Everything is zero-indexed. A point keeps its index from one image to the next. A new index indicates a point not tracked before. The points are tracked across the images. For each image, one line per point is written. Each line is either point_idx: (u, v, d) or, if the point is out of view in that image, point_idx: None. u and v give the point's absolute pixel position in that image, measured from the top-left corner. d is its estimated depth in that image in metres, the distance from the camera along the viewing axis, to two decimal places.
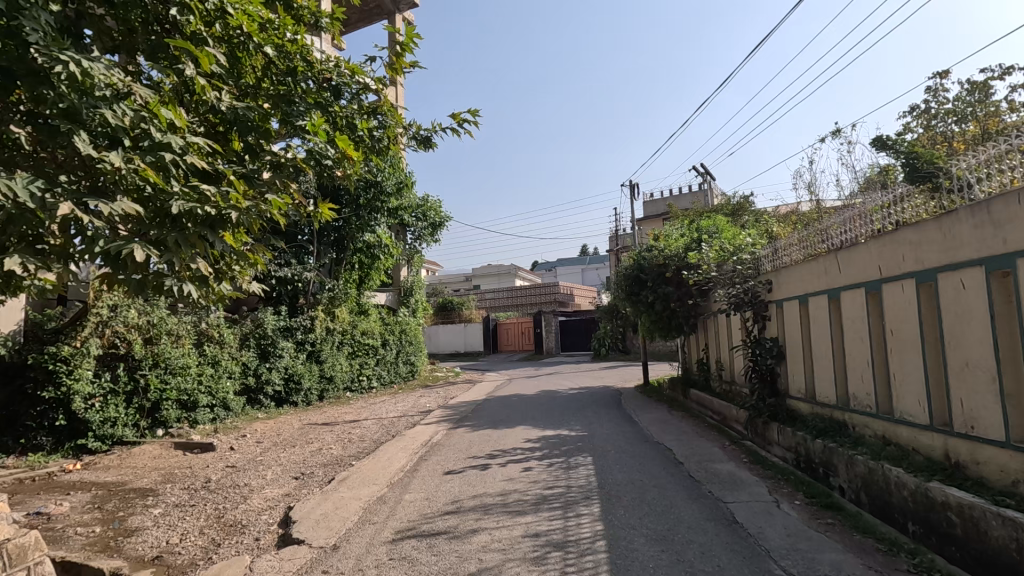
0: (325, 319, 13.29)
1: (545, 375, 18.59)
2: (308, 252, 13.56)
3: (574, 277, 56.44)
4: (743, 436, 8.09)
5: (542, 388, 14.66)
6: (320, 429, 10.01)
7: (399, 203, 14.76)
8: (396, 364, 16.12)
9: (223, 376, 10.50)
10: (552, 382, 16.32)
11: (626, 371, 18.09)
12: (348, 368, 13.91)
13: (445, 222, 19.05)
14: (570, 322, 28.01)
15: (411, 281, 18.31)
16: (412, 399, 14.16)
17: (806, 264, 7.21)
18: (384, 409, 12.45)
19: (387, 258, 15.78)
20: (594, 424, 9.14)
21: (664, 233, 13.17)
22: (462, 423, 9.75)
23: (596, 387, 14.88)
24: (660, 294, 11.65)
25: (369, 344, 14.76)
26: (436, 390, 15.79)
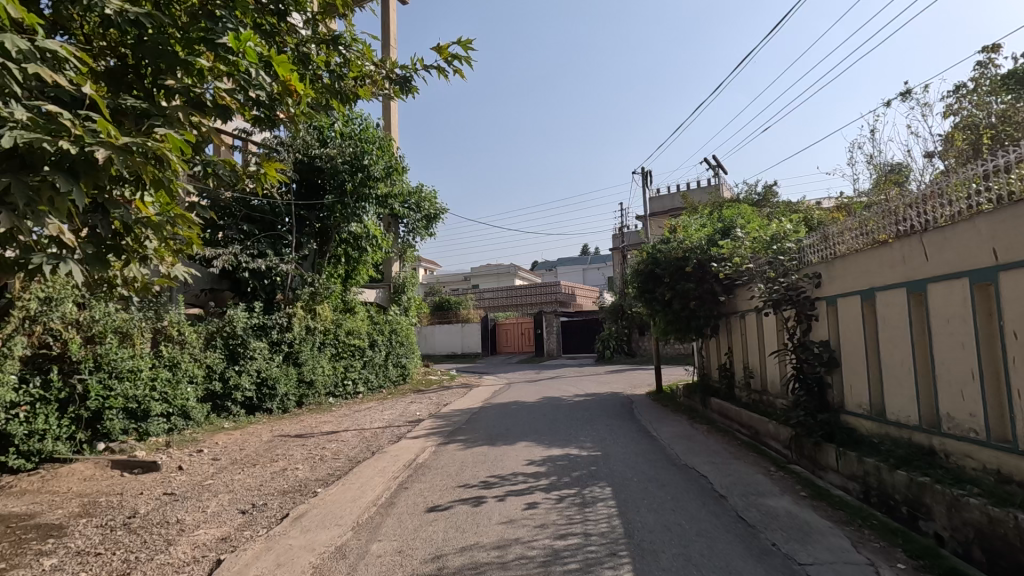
0: (304, 317, 11.98)
1: (546, 380, 17.25)
2: (286, 242, 12.21)
3: (575, 277, 55.12)
4: (787, 458, 6.80)
5: (545, 395, 13.34)
6: (291, 443, 8.71)
7: (389, 189, 13.42)
8: (385, 366, 14.81)
9: (183, 381, 9.20)
10: (554, 387, 14.99)
11: (635, 376, 16.78)
12: (331, 371, 12.61)
13: (440, 214, 17.70)
14: (572, 323, 26.73)
15: (403, 278, 16.99)
16: (402, 406, 12.84)
17: (870, 253, 5.89)
18: (369, 418, 11.13)
19: (376, 250, 14.45)
20: (607, 440, 7.83)
21: (682, 225, 11.87)
22: (453, 437, 8.44)
23: (603, 394, 13.59)
24: (679, 291, 10.34)
25: (355, 344, 13.45)
26: (428, 396, 14.48)
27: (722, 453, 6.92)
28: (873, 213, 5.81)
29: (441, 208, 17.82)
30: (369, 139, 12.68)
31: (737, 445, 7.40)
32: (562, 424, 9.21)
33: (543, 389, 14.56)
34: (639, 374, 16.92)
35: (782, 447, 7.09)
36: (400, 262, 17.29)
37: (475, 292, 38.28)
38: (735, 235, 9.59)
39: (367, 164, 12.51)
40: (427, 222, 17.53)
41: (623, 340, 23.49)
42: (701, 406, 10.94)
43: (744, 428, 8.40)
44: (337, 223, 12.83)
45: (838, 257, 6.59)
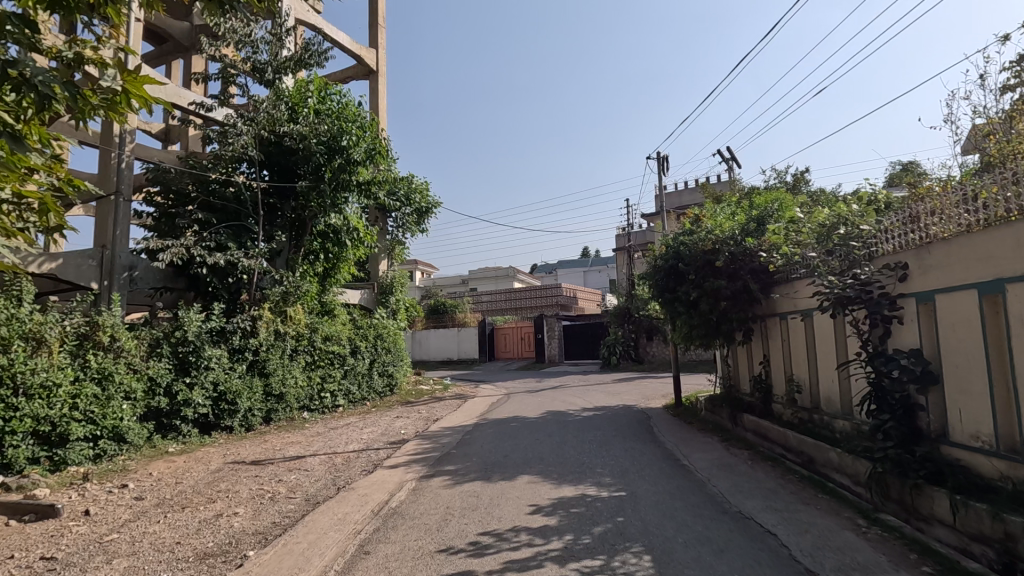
0: (272, 320, 10.45)
1: (548, 390, 15.70)
2: (252, 234, 10.64)
3: (576, 280, 53.60)
4: (867, 501, 5.26)
5: (548, 408, 11.80)
6: (243, 471, 7.17)
7: (372, 176, 11.87)
8: (369, 376, 13.27)
9: (116, 398, 7.66)
10: (558, 399, 13.44)
11: (647, 386, 15.27)
12: (304, 383, 11.09)
13: (432, 209, 16.16)
14: (575, 326, 25.11)
15: (391, 278, 15.39)
16: (386, 422, 11.30)
17: (994, 233, 4.36)
18: (346, 437, 9.59)
19: (358, 246, 12.91)
20: (630, 472, 6.30)
21: (706, 214, 10.37)
22: (441, 467, 6.91)
23: (615, 407, 12.06)
24: (708, 289, 8.81)
25: (333, 351, 11.93)
26: (417, 409, 12.92)
27: (781, 493, 5.40)
28: (996, 179, 4.30)
29: (434, 202, 16.28)
30: (349, 116, 11.02)
31: (795, 481, 5.88)
32: (573, 448, 7.68)
33: (546, 401, 13.05)
34: (651, 384, 15.38)
35: (855, 484, 5.58)
36: (388, 260, 15.75)
37: (472, 295, 36.72)
38: (774, 223, 8.08)
39: (348, 147, 10.85)
40: (418, 217, 15.97)
41: (629, 346, 21.95)
42: (730, 424, 9.42)
43: (795, 456, 6.88)
44: (312, 213, 11.26)
45: (935, 241, 5.05)
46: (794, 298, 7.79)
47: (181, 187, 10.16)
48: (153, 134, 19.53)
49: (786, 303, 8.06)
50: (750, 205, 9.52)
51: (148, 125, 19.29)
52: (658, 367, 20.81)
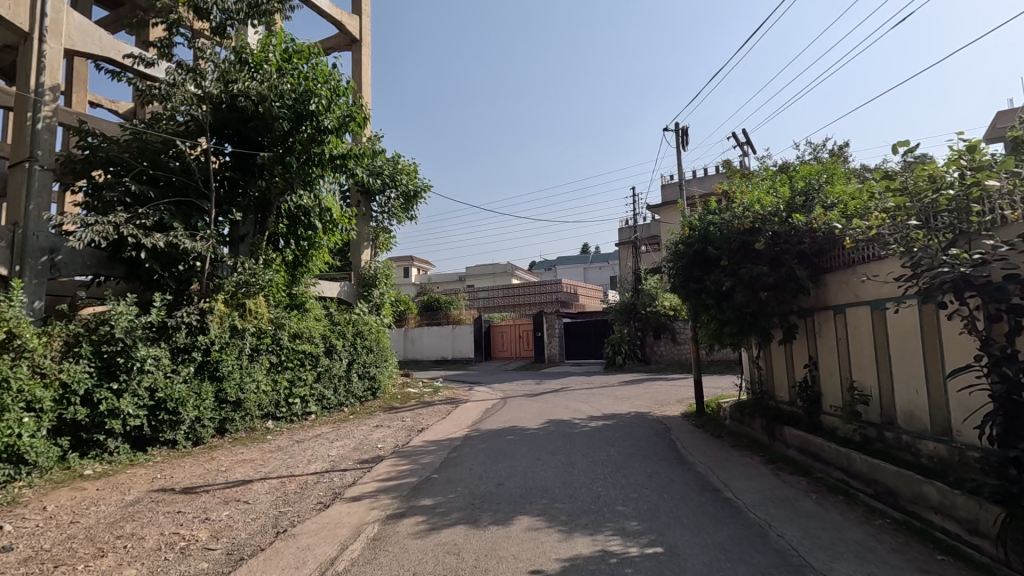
0: (226, 315, 8.93)
1: (549, 393, 14.18)
2: (204, 212, 9.03)
3: (576, 277, 52.11)
4: (1001, 562, 3.77)
5: (550, 416, 10.29)
6: (166, 505, 5.65)
7: (349, 149, 10.32)
8: (348, 379, 11.74)
9: (14, 409, 6.10)
10: (561, 405, 11.93)
11: (658, 389, 13.78)
12: (266, 388, 9.56)
13: (421, 193, 14.64)
14: (576, 324, 23.63)
15: (376, 269, 13.78)
16: (362, 433, 9.79)
17: None
18: (311, 453, 8.08)
19: (334, 231, 11.39)
20: (662, 513, 4.79)
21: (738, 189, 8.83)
22: (416, 501, 5.40)
23: (626, 415, 10.56)
24: (745, 277, 7.29)
25: (304, 351, 10.41)
26: (402, 417, 11.41)
27: (878, 551, 3.90)
28: None
29: (422, 185, 14.77)
30: (318, 77, 9.48)
31: (886, 527, 4.38)
32: (584, 472, 6.19)
33: (547, 407, 11.56)
34: (663, 388, 13.89)
35: (973, 534, 4.10)
36: (373, 249, 14.20)
37: (468, 291, 35.20)
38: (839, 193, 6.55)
39: (317, 113, 9.30)
40: (404, 200, 14.47)
41: (635, 345, 20.46)
42: (767, 438, 7.95)
43: (867, 487, 5.40)
44: (277, 190, 9.74)
45: None
46: (859, 288, 6.30)
47: (116, 155, 8.45)
48: (119, 114, 17.93)
49: (845, 293, 6.58)
50: (794, 177, 7.99)
51: (113, 103, 17.70)
52: (666, 367, 19.35)
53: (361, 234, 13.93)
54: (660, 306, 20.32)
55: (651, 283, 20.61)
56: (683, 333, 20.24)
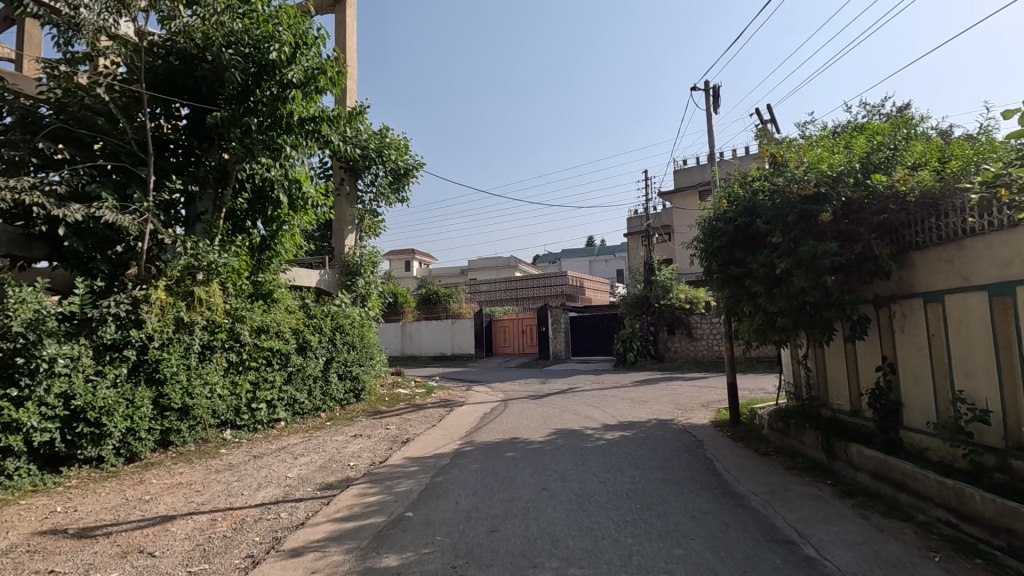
0: (171, 305, 7.46)
1: (555, 394, 12.71)
2: (144, 183, 7.56)
3: (582, 269, 50.52)
4: None
5: (557, 425, 8.79)
6: (40, 560, 4.18)
7: (323, 112, 8.80)
8: (325, 381, 10.28)
9: None
10: (568, 410, 10.44)
11: (678, 391, 12.29)
12: (222, 392, 8.11)
13: (413, 171, 13.10)
14: (584, 318, 22.10)
15: (362, 254, 12.26)
16: (337, 444, 8.33)
17: None
18: (265, 474, 6.61)
19: (308, 210, 9.88)
20: None
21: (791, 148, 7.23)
22: (375, 559, 3.90)
23: (645, 422, 9.07)
24: (808, 256, 5.76)
25: (270, 348, 8.97)
26: (386, 424, 9.95)
27: None
28: None
29: (413, 163, 13.26)
30: (282, 22, 7.98)
31: None
32: (605, 511, 4.68)
33: (553, 413, 10.07)
34: (683, 391, 12.38)
35: None
36: (359, 234, 12.71)
37: (470, 283, 33.71)
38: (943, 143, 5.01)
39: (280, 65, 7.80)
40: (394, 178, 12.97)
41: (648, 341, 18.96)
42: (825, 457, 6.44)
43: (999, 540, 3.89)
44: (235, 158, 8.27)
45: None
46: (970, 267, 4.77)
47: (34, 111, 6.96)
48: None
49: (946, 275, 5.05)
50: (864, 133, 6.42)
51: None
52: (681, 365, 17.87)
53: (345, 217, 12.45)
54: (675, 299, 18.81)
55: (666, 274, 19.09)
56: (699, 328, 18.78)
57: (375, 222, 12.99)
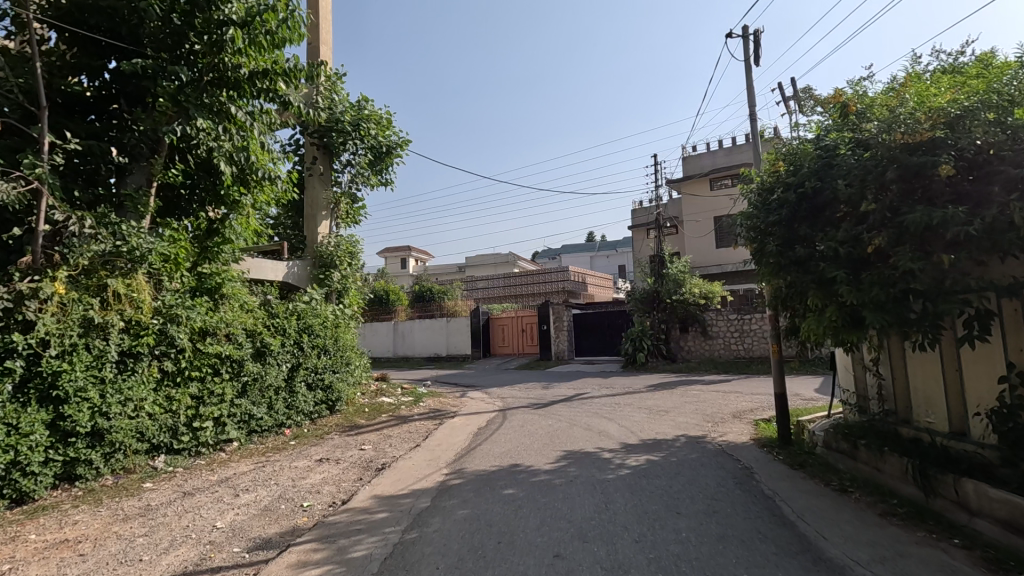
0: (76, 302, 5.87)
1: (559, 403, 11.16)
2: (43, 146, 5.97)
3: (583, 264, 48.96)
4: None
5: (566, 446, 7.19)
6: None
7: (277, 64, 7.26)
8: (290, 392, 8.70)
9: None
10: (577, 424, 8.86)
11: (700, 398, 10.75)
12: (152, 409, 6.53)
13: (396, 150, 11.52)
14: (588, 316, 20.54)
15: (337, 243, 10.66)
16: (295, 472, 6.77)
17: None
18: (185, 524, 5.02)
19: (266, 188, 8.30)
20: None
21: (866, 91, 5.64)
22: None
23: (671, 440, 7.50)
24: (917, 227, 4.19)
25: (217, 354, 7.38)
26: (361, 443, 8.34)
27: None
28: None
29: (396, 141, 11.69)
30: None
31: None
32: None
33: (560, 429, 8.46)
34: (707, 398, 10.79)
35: None
36: (334, 221, 11.12)
37: (466, 280, 32.18)
38: None
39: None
40: (374, 158, 11.38)
41: (660, 340, 17.39)
42: (924, 495, 4.85)
43: None
44: (166, 120, 6.67)
45: None
46: None
47: None
48: None
49: None
50: (974, 62, 4.85)
51: None
52: (696, 366, 16.34)
53: (318, 202, 10.84)
54: (689, 293, 17.25)
55: (678, 267, 17.54)
56: (714, 326, 17.23)
57: (352, 208, 11.41)
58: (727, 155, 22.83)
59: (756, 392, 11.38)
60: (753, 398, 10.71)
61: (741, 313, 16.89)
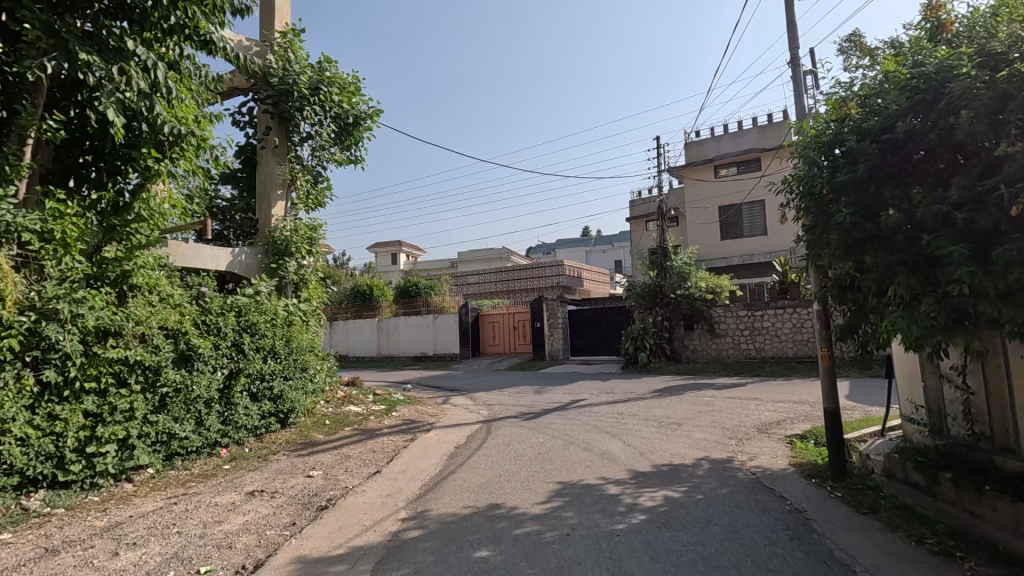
0: None
1: (553, 413, 9.68)
2: None
3: (578, 259, 47.50)
4: None
5: (561, 476, 5.69)
6: None
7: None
8: (227, 404, 7.18)
9: None
10: (575, 442, 7.38)
11: (717, 409, 9.31)
12: (23, 434, 4.99)
13: (365, 121, 9.98)
14: (585, 312, 19.07)
15: (294, 227, 9.13)
16: (212, 512, 5.27)
17: None
18: None
19: (193, 155, 6.73)
20: None
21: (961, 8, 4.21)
22: None
23: (691, 467, 6.03)
24: None
25: (122, 360, 5.84)
26: (309, 468, 6.80)
27: None
28: None
29: (365, 111, 10.08)
30: None
31: None
32: None
33: (552, 450, 6.96)
34: (724, 409, 9.30)
35: None
36: (291, 202, 9.55)
37: (457, 275, 30.69)
38: None
39: None
40: (339, 130, 9.81)
41: (663, 339, 15.97)
42: None
43: None
44: (40, 55, 5.12)
45: None
46: None
47: None
48: None
49: None
50: None
51: None
52: (703, 367, 14.91)
53: (271, 180, 9.27)
54: (695, 288, 15.82)
55: (683, 259, 16.10)
56: (723, 323, 15.80)
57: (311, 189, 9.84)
58: (733, 140, 21.41)
59: (778, 400, 9.92)
60: (777, 408, 9.23)
61: (752, 309, 15.45)
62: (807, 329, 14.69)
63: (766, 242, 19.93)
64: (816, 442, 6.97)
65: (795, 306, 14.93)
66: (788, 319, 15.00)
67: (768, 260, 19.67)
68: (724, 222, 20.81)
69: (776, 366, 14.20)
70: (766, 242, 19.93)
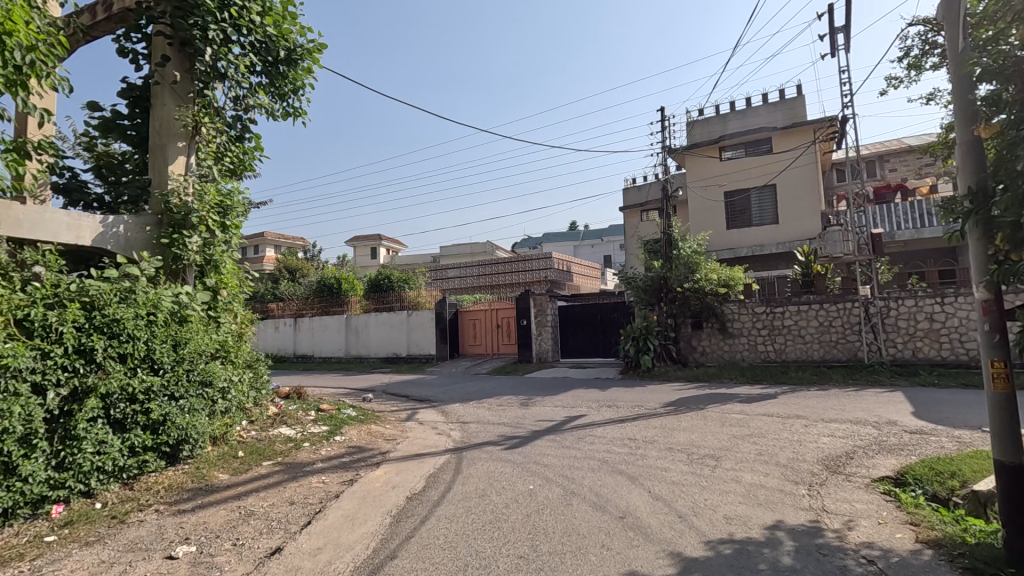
0: None
1: (544, 437, 7.47)
2: None
3: (566, 252, 45.35)
4: None
5: (564, 574, 3.46)
6: None
7: None
8: (64, 440, 4.82)
9: None
10: (577, 491, 5.16)
11: (756, 433, 7.18)
12: None
13: (296, 56, 7.65)
14: (578, 309, 16.91)
15: (198, 189, 6.76)
16: None
17: None
18: None
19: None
20: None
21: None
22: None
23: (768, 547, 3.84)
24: None
25: None
26: (179, 540, 4.46)
27: None
28: None
29: (300, 44, 7.65)
30: None
31: None
32: None
33: (546, 507, 4.72)
34: (765, 434, 7.11)
35: None
36: (197, 157, 7.16)
37: (436, 269, 28.35)
38: None
39: None
40: (265, 66, 7.45)
41: (668, 339, 13.85)
42: None
43: None
44: None
45: None
46: None
47: None
48: None
49: None
50: None
51: None
52: (716, 372, 12.84)
53: (168, 128, 6.93)
54: (705, 281, 13.71)
55: (691, 248, 14.02)
56: (736, 322, 13.77)
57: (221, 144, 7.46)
58: (739, 119, 19.37)
59: (829, 419, 7.79)
60: (834, 432, 7.12)
61: (771, 305, 13.41)
62: (835, 329, 12.65)
63: (777, 231, 18.02)
64: (927, 493, 4.81)
65: (822, 301, 12.88)
66: (813, 317, 12.95)
67: (781, 251, 17.73)
68: (731, 210, 18.86)
69: (802, 372, 12.12)
70: (777, 232, 18.01)
